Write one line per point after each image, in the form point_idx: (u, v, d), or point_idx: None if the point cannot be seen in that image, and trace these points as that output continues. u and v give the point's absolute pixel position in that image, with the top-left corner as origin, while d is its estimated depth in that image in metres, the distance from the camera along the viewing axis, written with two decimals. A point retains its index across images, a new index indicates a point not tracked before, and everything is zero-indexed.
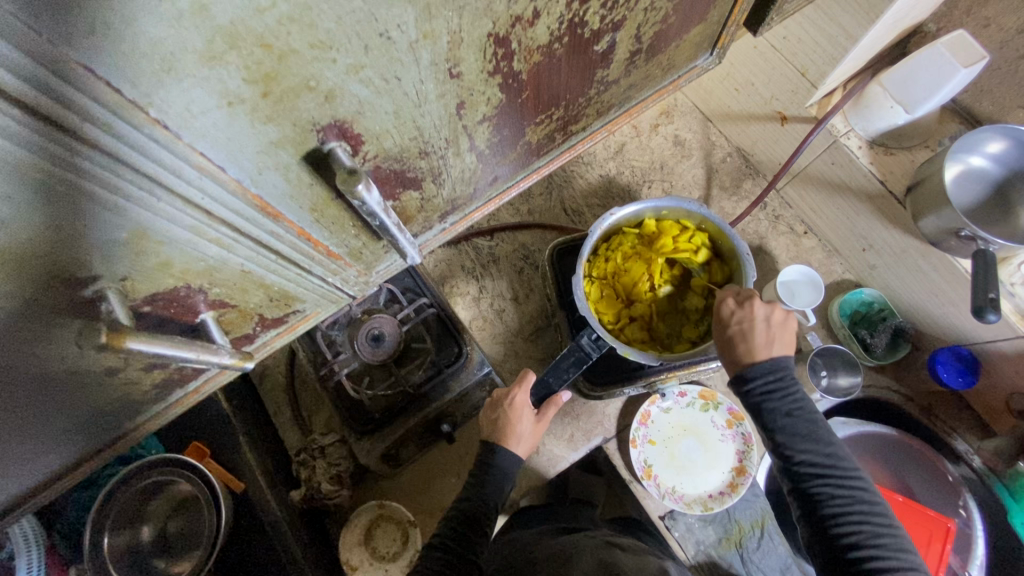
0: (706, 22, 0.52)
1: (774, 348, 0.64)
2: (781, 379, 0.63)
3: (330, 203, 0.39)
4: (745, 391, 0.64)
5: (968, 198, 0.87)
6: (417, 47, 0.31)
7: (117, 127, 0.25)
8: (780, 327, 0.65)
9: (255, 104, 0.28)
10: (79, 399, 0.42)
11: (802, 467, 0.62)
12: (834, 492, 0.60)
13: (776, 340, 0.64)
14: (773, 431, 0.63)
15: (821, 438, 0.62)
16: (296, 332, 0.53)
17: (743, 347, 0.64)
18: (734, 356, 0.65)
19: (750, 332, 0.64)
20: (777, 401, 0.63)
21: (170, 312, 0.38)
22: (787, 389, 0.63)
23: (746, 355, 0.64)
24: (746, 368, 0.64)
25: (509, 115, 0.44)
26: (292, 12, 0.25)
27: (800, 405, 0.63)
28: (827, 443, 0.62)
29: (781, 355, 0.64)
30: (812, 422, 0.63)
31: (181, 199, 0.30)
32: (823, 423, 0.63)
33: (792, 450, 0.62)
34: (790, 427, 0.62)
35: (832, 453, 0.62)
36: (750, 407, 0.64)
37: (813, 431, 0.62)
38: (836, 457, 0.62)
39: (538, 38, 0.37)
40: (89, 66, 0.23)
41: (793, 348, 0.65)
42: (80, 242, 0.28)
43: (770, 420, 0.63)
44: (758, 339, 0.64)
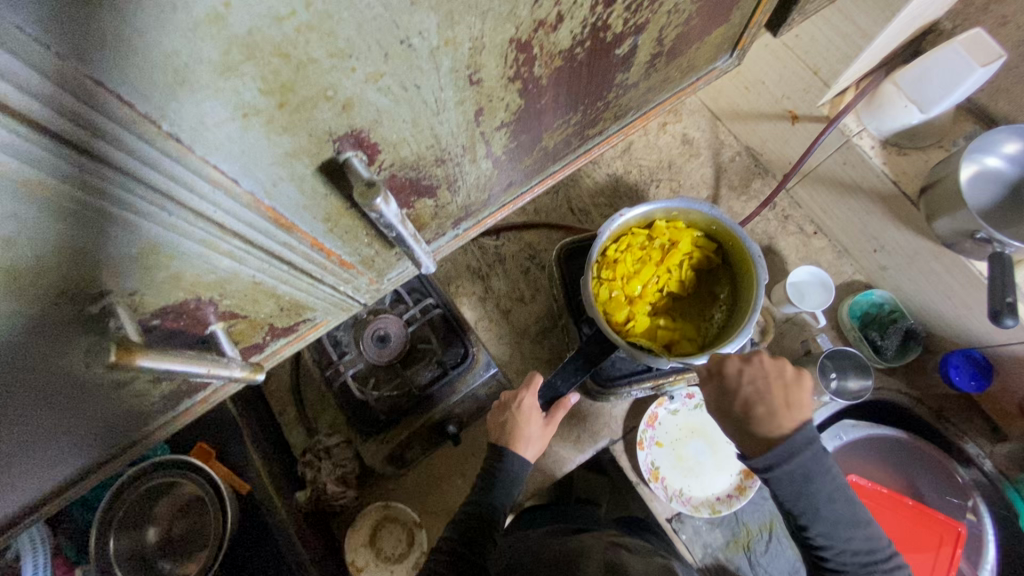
0: (728, 24, 0.50)
1: (792, 411, 0.62)
2: (821, 464, 0.62)
3: (343, 212, 0.37)
4: (778, 479, 0.62)
5: (982, 199, 0.85)
6: (438, 54, 0.30)
7: (129, 142, 0.24)
8: (793, 384, 0.64)
9: (271, 116, 0.27)
10: (87, 413, 0.41)
11: (837, 554, 0.63)
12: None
13: (794, 402, 0.63)
14: (812, 522, 0.63)
15: (857, 521, 0.64)
16: (306, 340, 0.52)
17: (762, 410, 0.62)
18: (753, 422, 0.63)
19: (767, 393, 0.63)
20: (817, 483, 0.62)
21: (180, 324, 0.37)
22: (824, 468, 0.62)
23: (764, 418, 0.62)
24: (774, 450, 0.61)
25: (526, 121, 0.42)
26: (311, 20, 0.24)
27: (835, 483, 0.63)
28: (862, 523, 0.64)
29: (802, 420, 0.62)
30: (849, 505, 0.63)
31: (192, 213, 0.29)
32: (856, 501, 0.64)
33: (831, 538, 0.63)
34: (831, 516, 0.62)
35: (866, 534, 0.64)
36: (788, 495, 0.63)
37: (850, 515, 0.63)
38: (868, 538, 0.64)
39: (560, 43, 0.35)
40: (99, 80, 0.21)
41: (809, 407, 0.64)
42: (88, 259, 0.27)
43: (813, 513, 0.62)
44: (776, 401, 0.62)
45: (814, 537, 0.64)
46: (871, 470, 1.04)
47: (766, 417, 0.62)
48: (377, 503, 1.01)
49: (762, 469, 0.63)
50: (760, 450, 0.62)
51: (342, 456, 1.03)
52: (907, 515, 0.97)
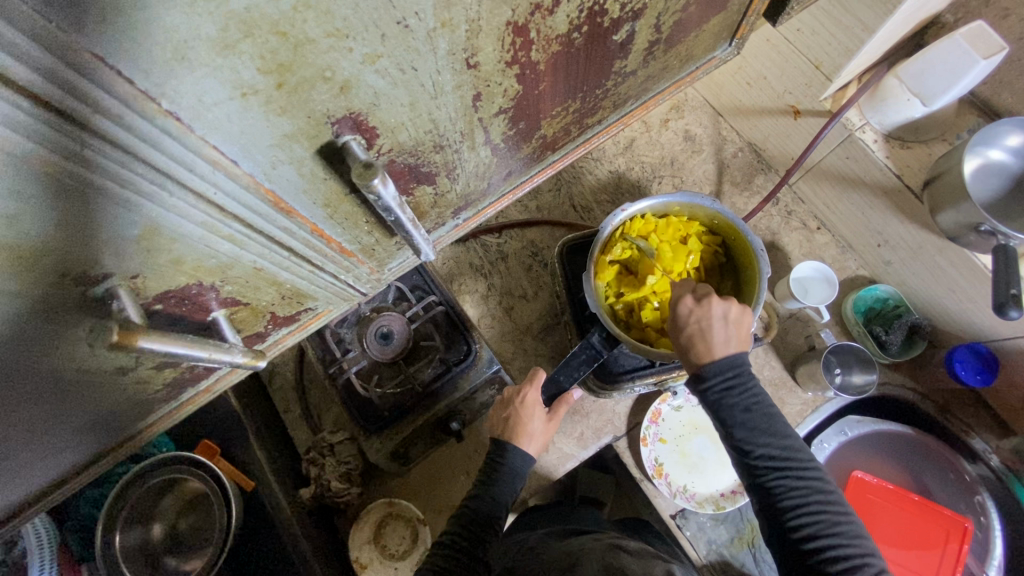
0: (725, 12, 0.50)
1: (729, 345, 0.62)
2: (741, 376, 0.62)
3: (343, 198, 0.38)
4: (707, 392, 0.62)
5: (988, 191, 0.85)
6: (434, 36, 0.30)
7: (129, 120, 0.24)
8: (736, 322, 0.63)
9: (269, 96, 0.27)
10: (89, 398, 0.41)
11: (759, 460, 0.60)
12: (790, 485, 0.58)
13: (733, 337, 0.62)
14: (732, 425, 0.61)
15: (777, 429, 0.61)
16: (308, 330, 0.53)
17: (702, 346, 0.62)
18: (692, 356, 0.62)
19: (709, 330, 0.62)
20: (734, 392, 0.61)
21: (182, 310, 0.37)
22: (744, 383, 0.61)
23: (704, 352, 0.62)
24: (708, 371, 0.61)
25: (525, 107, 0.42)
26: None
27: (757, 398, 0.62)
28: (783, 434, 0.61)
29: (738, 353, 0.62)
30: (769, 414, 0.61)
31: (192, 194, 0.29)
32: (778, 415, 0.62)
33: (750, 443, 0.60)
34: (747, 421, 0.60)
35: (788, 446, 0.60)
36: (712, 404, 0.62)
37: (769, 423, 0.61)
38: (791, 447, 0.60)
39: (557, 27, 0.36)
40: (99, 54, 0.22)
41: (747, 344, 0.63)
42: (90, 238, 0.28)
43: (731, 416, 0.61)
44: (717, 337, 0.61)
45: (736, 443, 0.61)
46: (875, 467, 1.04)
47: (705, 353, 0.62)
48: (382, 500, 1.02)
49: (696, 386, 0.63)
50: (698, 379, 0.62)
51: (346, 453, 1.02)
52: (912, 510, 0.96)
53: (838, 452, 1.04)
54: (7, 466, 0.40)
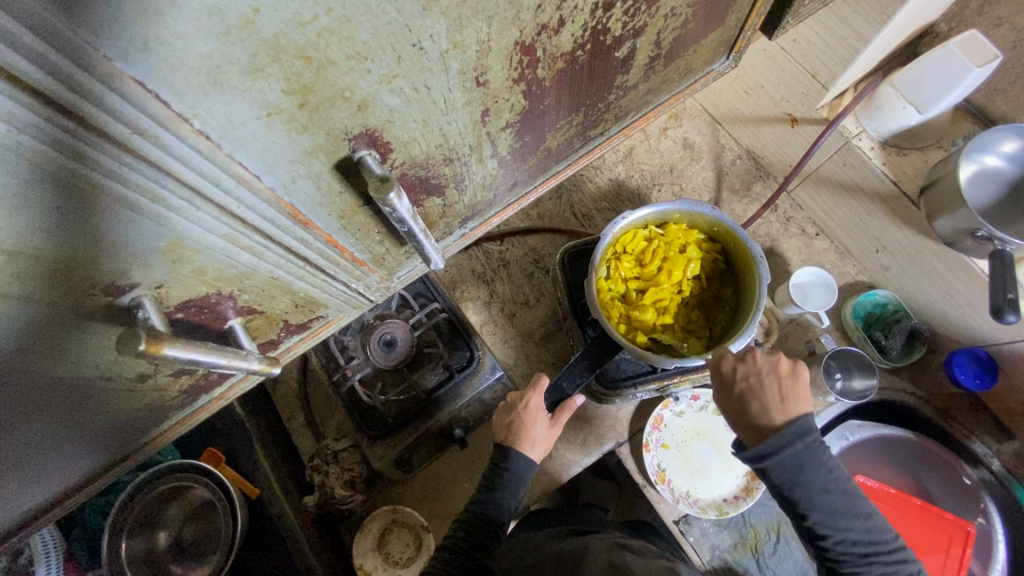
0: (724, 27, 0.52)
1: (788, 404, 0.60)
2: (818, 455, 0.60)
3: (357, 210, 0.39)
4: (778, 471, 0.60)
5: (984, 198, 0.86)
6: (447, 56, 0.32)
7: (164, 139, 0.26)
8: (788, 378, 0.61)
9: (293, 115, 0.29)
10: (109, 404, 0.42)
11: (839, 545, 0.60)
12: (871, 571, 0.59)
13: (789, 395, 0.60)
14: (811, 512, 0.60)
15: (856, 510, 0.61)
16: (319, 337, 0.54)
17: (757, 407, 0.60)
18: (751, 420, 0.60)
19: (762, 388, 0.61)
20: (816, 479, 0.59)
21: (201, 319, 0.38)
22: (822, 462, 0.60)
23: (761, 416, 0.60)
24: (774, 443, 0.59)
25: (530, 121, 0.44)
26: (332, 24, 0.25)
27: (838, 479, 0.60)
28: (862, 514, 0.61)
29: (800, 416, 0.60)
30: (847, 495, 0.60)
31: (216, 208, 0.31)
32: (855, 491, 0.61)
33: (830, 530, 0.60)
34: (828, 507, 0.60)
35: (868, 526, 0.61)
36: (787, 488, 0.60)
37: (850, 507, 0.60)
38: (870, 528, 0.61)
39: (562, 46, 0.37)
40: (138, 79, 0.23)
41: (806, 402, 0.61)
42: (121, 251, 0.29)
43: (810, 503, 0.59)
44: (772, 397, 0.60)
45: (813, 528, 0.61)
46: (875, 471, 1.05)
47: (762, 414, 0.60)
48: (385, 507, 1.02)
49: (756, 458, 0.60)
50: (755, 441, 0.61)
51: (351, 459, 1.03)
52: (914, 514, 0.97)
53: (840, 456, 1.05)
54: (29, 470, 0.42)
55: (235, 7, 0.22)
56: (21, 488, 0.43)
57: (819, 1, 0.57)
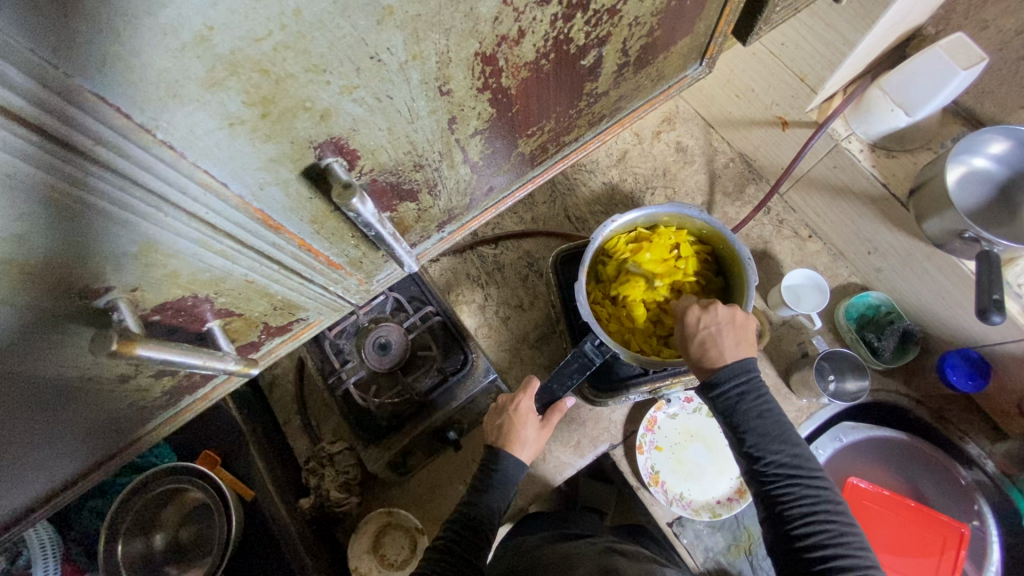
0: (695, 33, 0.53)
1: (741, 349, 0.64)
2: (754, 383, 0.63)
3: (329, 215, 0.40)
4: (718, 397, 0.63)
5: (971, 199, 0.87)
6: (407, 67, 0.33)
7: (128, 149, 0.27)
8: (742, 328, 0.65)
9: (255, 125, 0.30)
10: (92, 404, 0.44)
11: (770, 467, 0.62)
12: (798, 493, 0.60)
13: (742, 341, 0.64)
14: (743, 431, 0.62)
15: (789, 437, 0.63)
16: (301, 339, 0.55)
17: (714, 352, 0.63)
18: (706, 361, 0.64)
19: (720, 336, 0.63)
20: (747, 399, 0.63)
21: (179, 321, 0.40)
22: (755, 389, 0.63)
23: (716, 359, 0.63)
24: (719, 377, 0.63)
25: (499, 127, 0.45)
26: (286, 40, 0.27)
27: (770, 406, 0.63)
28: (793, 443, 0.62)
29: (748, 357, 0.64)
30: (781, 422, 0.63)
31: (185, 213, 0.32)
32: (789, 423, 0.63)
33: (761, 450, 0.62)
34: (760, 428, 0.62)
35: (798, 452, 0.62)
36: (723, 408, 0.63)
37: (780, 431, 0.62)
38: (801, 456, 0.62)
39: (525, 55, 0.39)
40: (100, 93, 0.24)
41: (755, 347, 0.65)
42: (92, 255, 0.30)
43: (743, 422, 0.62)
44: (728, 341, 0.63)
45: (747, 450, 0.63)
46: (870, 474, 1.05)
47: (718, 358, 0.63)
48: (380, 510, 1.03)
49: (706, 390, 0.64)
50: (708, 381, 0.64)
51: (346, 462, 1.04)
52: (908, 516, 0.97)
53: (834, 457, 1.05)
54: (16, 468, 0.43)
55: (188, 25, 0.24)
56: (8, 486, 0.44)
57: (790, 8, 0.58)
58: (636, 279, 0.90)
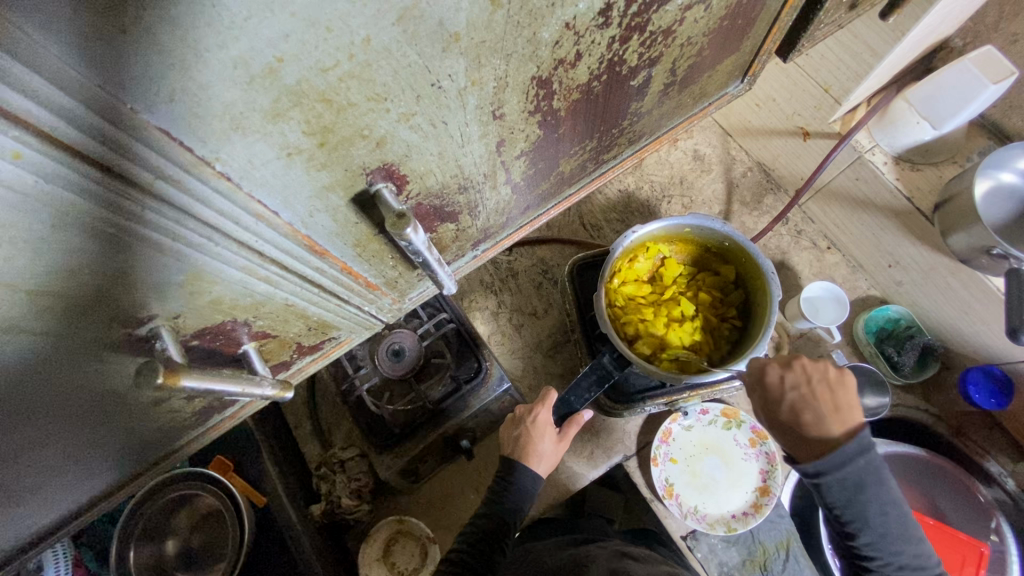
0: (739, 52, 0.52)
1: (843, 412, 0.58)
2: (878, 476, 0.58)
3: (372, 238, 0.39)
4: (831, 486, 0.58)
5: (999, 216, 0.85)
6: (465, 93, 0.32)
7: (187, 182, 0.26)
8: (840, 387, 0.59)
9: (312, 154, 0.29)
10: (125, 426, 0.43)
11: (882, 565, 0.60)
12: None
13: (843, 403, 0.58)
14: (861, 532, 0.59)
15: (907, 532, 0.59)
16: (331, 357, 0.54)
17: (810, 418, 0.58)
18: (803, 433, 0.58)
19: (813, 400, 0.58)
20: (871, 499, 0.57)
21: (216, 344, 0.39)
22: (878, 485, 0.57)
23: (817, 428, 0.58)
24: (829, 461, 0.57)
25: (544, 148, 0.44)
26: (353, 69, 0.26)
27: (891, 502, 0.58)
28: (908, 537, 0.59)
29: (857, 427, 0.58)
30: (901, 516, 0.59)
31: (235, 241, 0.31)
32: (908, 514, 0.59)
33: (877, 549, 0.59)
34: (880, 529, 0.59)
35: (916, 548, 0.59)
36: (841, 505, 0.58)
37: (898, 529, 0.59)
38: (921, 554, 0.60)
39: (578, 78, 0.37)
40: (164, 128, 0.23)
41: (859, 409, 0.59)
42: (140, 285, 0.29)
43: (859, 520, 0.58)
44: (826, 408, 0.58)
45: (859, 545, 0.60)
46: None
47: (816, 427, 0.58)
48: (391, 517, 1.03)
49: (811, 472, 0.59)
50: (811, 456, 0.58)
51: (357, 468, 1.03)
52: (930, 534, 0.95)
53: None
54: (45, 490, 0.42)
55: (259, 57, 0.23)
56: (36, 507, 0.43)
57: (834, 24, 0.56)
58: (637, 292, 0.91)
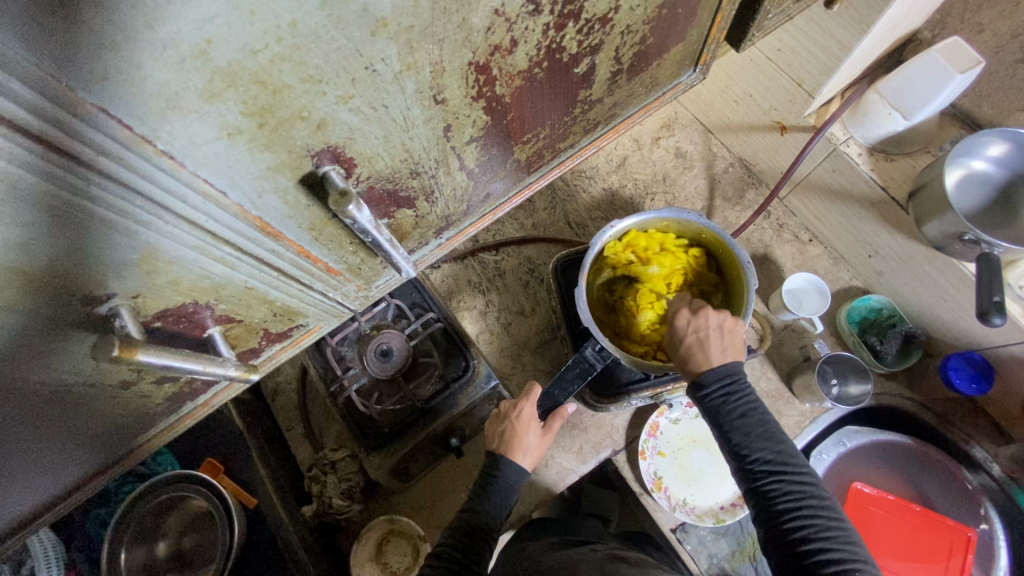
0: (688, 40, 0.54)
1: (728, 356, 0.64)
2: (738, 384, 0.63)
3: (327, 222, 0.41)
4: (705, 399, 0.63)
5: (971, 202, 0.87)
6: (401, 78, 0.34)
7: (130, 159, 0.28)
8: (731, 333, 0.65)
9: (253, 135, 0.31)
10: (96, 410, 0.44)
11: (755, 464, 0.60)
12: (786, 489, 0.59)
13: (730, 347, 0.64)
14: (728, 429, 0.61)
15: (774, 435, 0.62)
16: (301, 345, 0.56)
17: (700, 357, 0.63)
18: (690, 368, 0.64)
19: (708, 341, 0.64)
20: (731, 399, 0.62)
21: (179, 327, 0.40)
22: (739, 389, 0.63)
23: (701, 364, 0.63)
24: (707, 381, 0.63)
25: (495, 135, 0.46)
26: (282, 52, 0.28)
27: (754, 404, 0.63)
28: (779, 440, 0.61)
29: (736, 364, 0.64)
30: (766, 421, 0.62)
31: (185, 221, 0.33)
32: (777, 423, 0.62)
33: (746, 448, 0.61)
34: (744, 426, 0.61)
35: (784, 450, 0.61)
36: (710, 412, 0.63)
37: (765, 430, 0.61)
38: (788, 454, 0.61)
39: (518, 64, 0.39)
40: (101, 106, 0.25)
41: (743, 354, 0.65)
42: (94, 263, 0.31)
43: (727, 422, 0.62)
44: (715, 348, 0.63)
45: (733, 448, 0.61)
46: (877, 478, 1.04)
47: (703, 363, 0.64)
48: (382, 517, 1.03)
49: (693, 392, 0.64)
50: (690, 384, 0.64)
51: (348, 469, 1.05)
52: (914, 521, 0.96)
53: (839, 463, 1.04)
54: (20, 474, 0.44)
55: (188, 39, 0.25)
56: (13, 490, 0.45)
57: (783, 14, 0.59)
58: (645, 273, 0.90)
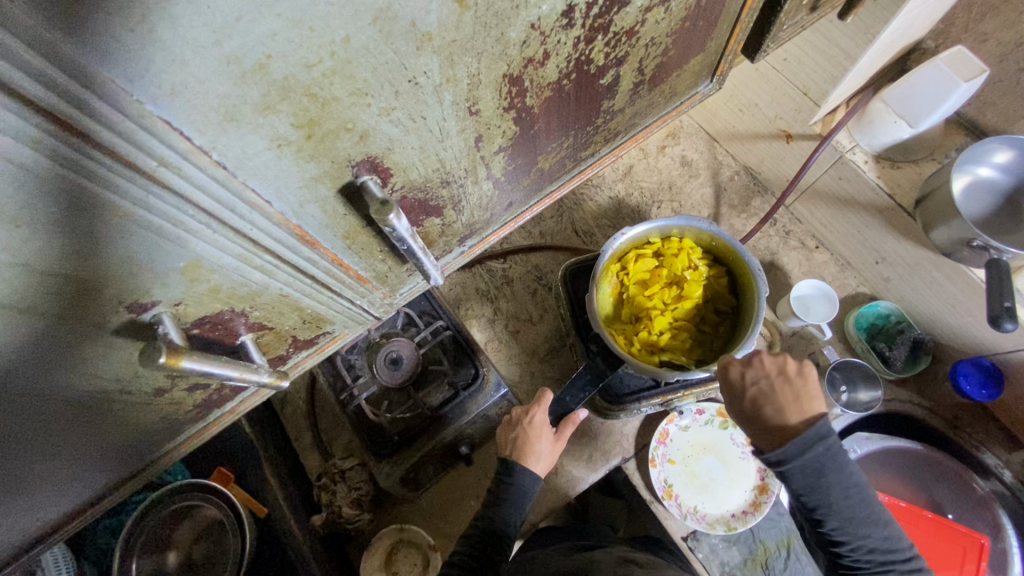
0: (704, 52, 0.55)
1: (805, 405, 0.59)
2: (840, 462, 0.59)
3: (360, 230, 0.42)
4: (796, 477, 0.59)
5: (978, 207, 0.88)
6: (441, 90, 0.35)
7: (186, 169, 0.29)
8: (798, 377, 0.61)
9: (300, 145, 0.32)
10: (129, 417, 0.45)
11: (856, 552, 0.61)
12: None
13: (802, 394, 0.60)
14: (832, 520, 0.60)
15: (876, 518, 0.61)
16: (327, 352, 0.56)
17: (771, 411, 0.59)
18: (763, 424, 0.60)
19: (773, 392, 0.60)
20: (835, 488, 0.59)
21: (215, 334, 0.41)
22: (840, 468, 0.59)
23: (778, 420, 0.59)
24: (791, 451, 0.58)
25: (522, 145, 0.47)
26: (335, 66, 0.29)
27: (858, 487, 0.60)
28: (880, 523, 0.61)
29: (820, 418, 0.59)
30: (869, 504, 0.61)
31: (231, 230, 0.34)
32: (876, 501, 0.61)
33: (847, 535, 0.61)
34: (849, 516, 0.60)
35: (885, 533, 0.62)
36: (807, 494, 0.60)
37: (869, 516, 0.61)
38: (887, 535, 0.62)
39: (548, 76, 0.40)
40: (165, 118, 0.26)
41: (821, 402, 0.60)
42: (143, 271, 0.32)
43: (830, 510, 0.60)
44: (784, 398, 0.60)
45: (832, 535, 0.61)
46: (887, 485, 1.04)
47: (778, 420, 0.59)
48: (392, 526, 1.03)
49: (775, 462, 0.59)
50: (773, 444, 0.59)
51: (358, 478, 1.04)
52: (928, 528, 0.96)
53: None
54: (52, 481, 0.44)
55: (249, 54, 0.26)
56: (45, 496, 0.45)
57: (796, 26, 0.60)
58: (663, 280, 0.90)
